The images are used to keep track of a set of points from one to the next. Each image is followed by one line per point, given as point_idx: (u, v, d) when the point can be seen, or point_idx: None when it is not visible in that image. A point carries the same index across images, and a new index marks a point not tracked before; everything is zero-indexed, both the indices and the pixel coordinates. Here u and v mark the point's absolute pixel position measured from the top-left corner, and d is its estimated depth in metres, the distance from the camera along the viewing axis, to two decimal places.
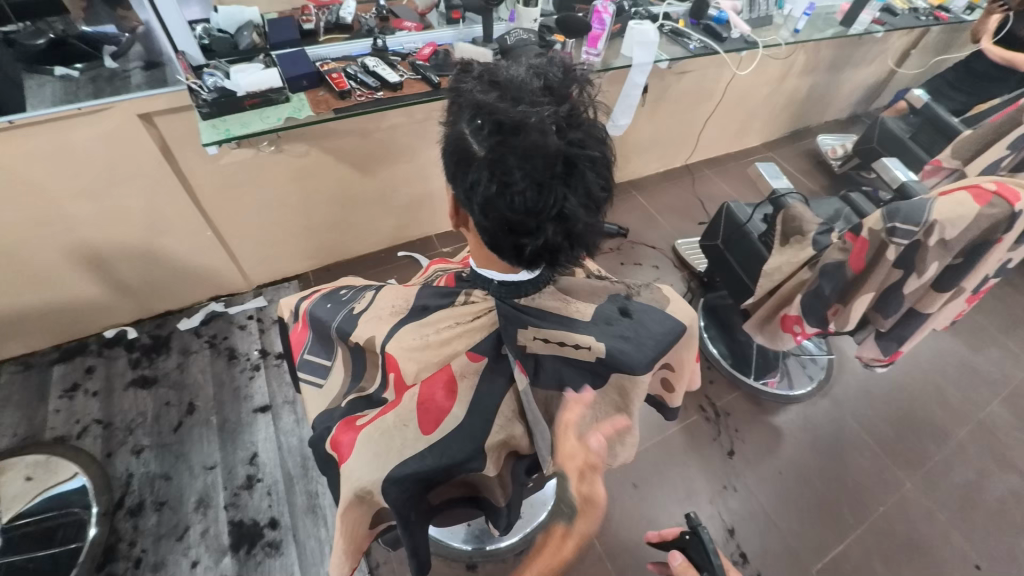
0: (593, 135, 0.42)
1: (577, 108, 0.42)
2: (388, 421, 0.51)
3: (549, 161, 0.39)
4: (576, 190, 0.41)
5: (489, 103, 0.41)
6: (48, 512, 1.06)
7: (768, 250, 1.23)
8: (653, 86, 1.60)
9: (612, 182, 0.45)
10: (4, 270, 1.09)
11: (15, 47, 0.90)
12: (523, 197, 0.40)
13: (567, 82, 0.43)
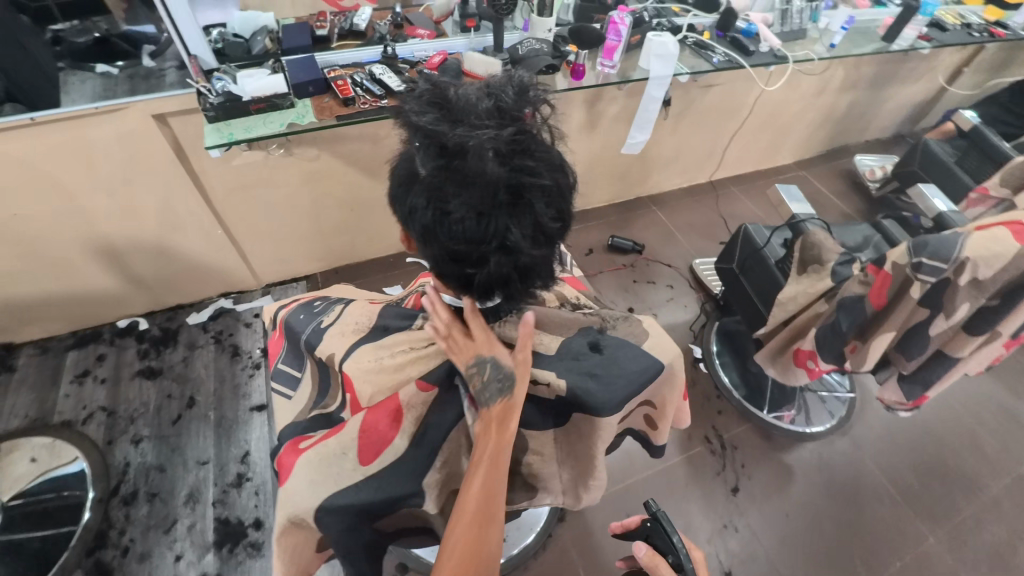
0: (546, 160, 0.39)
1: (527, 131, 0.39)
2: (328, 447, 0.48)
3: (489, 189, 0.37)
4: (522, 221, 0.38)
5: (431, 126, 0.38)
6: (46, 494, 1.10)
7: (785, 277, 1.15)
8: (676, 99, 1.55)
9: (570, 211, 0.42)
10: (25, 258, 1.14)
11: (63, 44, 0.96)
12: (461, 225, 0.38)
13: (520, 103, 0.40)
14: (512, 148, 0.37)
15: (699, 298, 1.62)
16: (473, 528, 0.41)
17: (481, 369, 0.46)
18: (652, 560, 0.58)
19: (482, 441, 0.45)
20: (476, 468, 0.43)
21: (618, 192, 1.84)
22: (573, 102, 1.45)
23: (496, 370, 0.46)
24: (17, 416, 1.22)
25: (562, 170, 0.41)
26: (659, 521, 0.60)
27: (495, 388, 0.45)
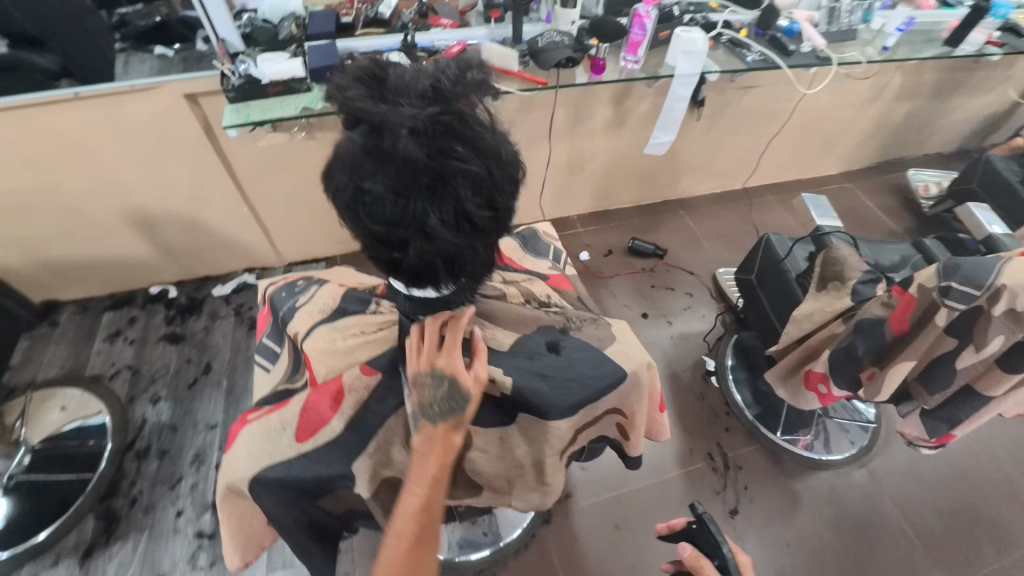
0: (474, 145, 0.38)
1: (456, 113, 0.38)
2: (271, 421, 0.50)
3: (409, 172, 0.36)
4: (439, 206, 0.37)
5: (363, 103, 0.38)
6: (70, 441, 1.19)
7: (803, 293, 1.09)
8: (711, 100, 1.47)
9: (504, 203, 0.41)
10: (68, 223, 1.23)
11: (126, 26, 0.98)
12: (381, 206, 0.38)
13: (458, 86, 0.39)
14: (432, 128, 0.37)
15: (719, 310, 1.54)
16: (406, 553, 0.41)
17: (434, 386, 0.45)
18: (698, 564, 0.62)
19: (419, 467, 0.44)
20: (411, 494, 0.43)
21: (644, 193, 1.78)
22: (600, 99, 1.40)
23: (448, 390, 0.45)
24: (54, 367, 1.33)
25: (499, 157, 0.40)
26: (706, 523, 0.65)
27: (446, 407, 0.45)
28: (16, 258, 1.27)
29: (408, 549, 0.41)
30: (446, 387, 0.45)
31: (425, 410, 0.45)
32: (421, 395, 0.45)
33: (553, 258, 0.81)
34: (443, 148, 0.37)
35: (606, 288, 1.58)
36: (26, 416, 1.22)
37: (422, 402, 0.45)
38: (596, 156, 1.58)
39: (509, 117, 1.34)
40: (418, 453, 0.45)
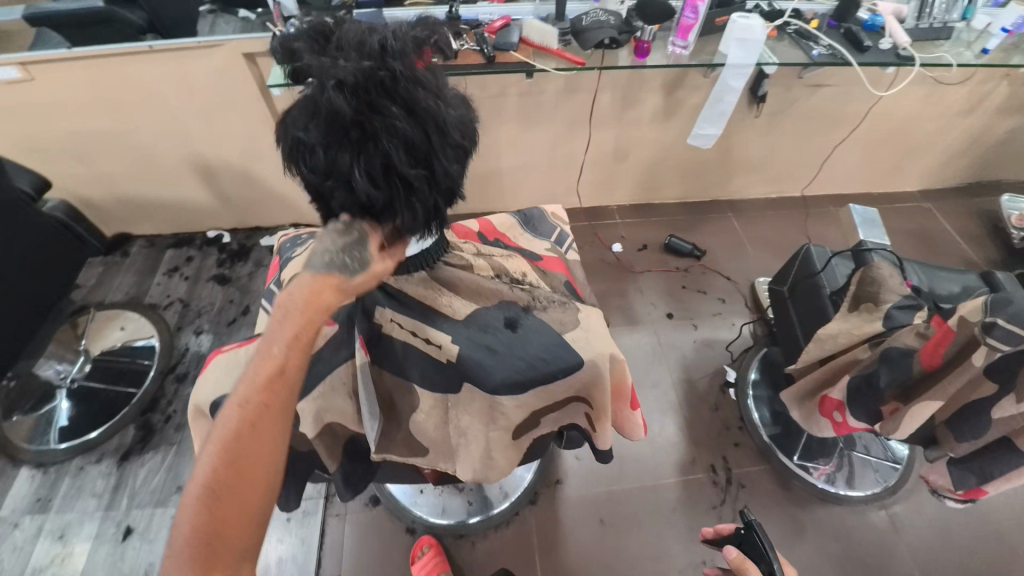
0: (406, 105, 0.42)
1: (389, 72, 0.41)
2: (238, 355, 0.59)
3: (340, 126, 0.41)
4: (364, 157, 0.42)
5: (312, 59, 0.43)
6: (125, 358, 1.35)
7: (835, 311, 1.01)
8: (774, 96, 1.36)
9: (435, 164, 0.45)
10: (140, 164, 1.36)
11: None
12: (316, 156, 0.42)
13: (402, 51, 0.43)
14: (365, 86, 0.41)
15: (749, 320, 1.45)
16: (258, 424, 0.38)
17: (345, 236, 0.44)
18: (741, 563, 0.58)
19: (281, 329, 0.40)
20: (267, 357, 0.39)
21: (691, 191, 1.70)
22: (650, 87, 1.32)
23: (358, 244, 0.44)
24: (121, 292, 1.49)
25: (432, 120, 0.44)
26: (754, 528, 0.61)
27: (337, 259, 0.43)
28: (96, 191, 1.43)
29: (261, 418, 0.38)
30: (357, 241, 0.45)
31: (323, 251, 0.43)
32: (326, 235, 0.44)
33: (555, 240, 0.79)
34: (374, 105, 0.41)
35: (634, 283, 1.53)
36: (92, 330, 1.38)
37: (324, 241, 0.44)
38: (641, 147, 1.51)
39: (552, 98, 1.31)
40: (278, 315, 0.41)
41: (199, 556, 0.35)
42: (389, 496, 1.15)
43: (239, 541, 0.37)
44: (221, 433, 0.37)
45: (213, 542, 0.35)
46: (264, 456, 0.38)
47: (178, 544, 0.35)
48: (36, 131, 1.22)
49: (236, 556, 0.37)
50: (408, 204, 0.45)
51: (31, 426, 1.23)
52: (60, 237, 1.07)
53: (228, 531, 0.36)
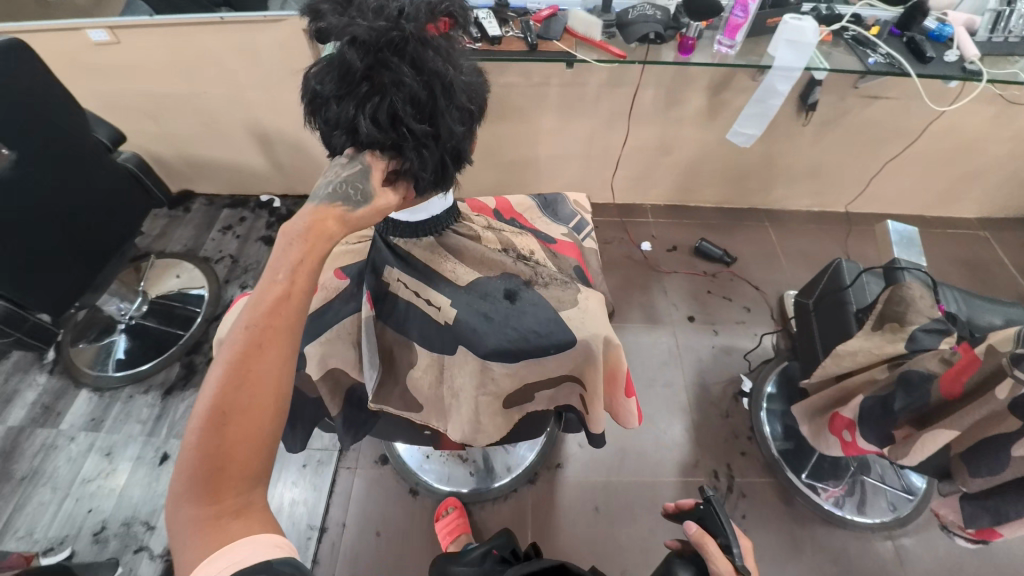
0: (414, 64, 0.46)
1: (401, 33, 0.45)
2: None
3: (354, 80, 0.46)
4: (371, 108, 0.46)
5: (334, 19, 0.48)
6: (177, 303, 1.48)
7: (858, 327, 0.98)
8: (826, 104, 1.31)
9: (438, 123, 0.49)
10: (204, 127, 1.47)
11: None
12: (332, 108, 0.48)
13: (416, 14, 0.47)
14: (375, 43, 0.45)
15: (772, 331, 1.43)
16: (260, 351, 0.38)
17: (347, 168, 0.47)
18: (701, 538, 0.60)
19: (284, 258, 0.42)
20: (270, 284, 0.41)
21: (729, 196, 1.66)
22: (695, 86, 1.30)
23: (358, 174, 0.47)
24: (179, 244, 1.63)
25: (437, 79, 0.47)
26: (713, 505, 0.63)
27: (340, 188, 0.46)
28: (165, 149, 1.56)
29: (262, 345, 0.38)
30: (358, 173, 0.47)
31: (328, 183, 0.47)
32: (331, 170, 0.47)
33: (573, 227, 0.81)
34: (383, 62, 0.45)
35: (659, 283, 1.53)
36: (151, 276, 1.52)
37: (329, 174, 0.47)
38: (680, 147, 1.50)
39: (594, 91, 1.31)
40: (281, 246, 0.42)
41: (202, 482, 0.35)
42: (398, 458, 1.22)
43: (246, 473, 0.36)
44: (224, 359, 0.37)
45: (217, 468, 0.35)
46: (265, 383, 0.38)
47: (183, 472, 0.35)
48: (118, 90, 1.35)
49: (242, 489, 0.36)
50: (410, 156, 0.49)
51: (92, 355, 1.37)
52: (127, 189, 1.20)
53: (233, 458, 0.36)
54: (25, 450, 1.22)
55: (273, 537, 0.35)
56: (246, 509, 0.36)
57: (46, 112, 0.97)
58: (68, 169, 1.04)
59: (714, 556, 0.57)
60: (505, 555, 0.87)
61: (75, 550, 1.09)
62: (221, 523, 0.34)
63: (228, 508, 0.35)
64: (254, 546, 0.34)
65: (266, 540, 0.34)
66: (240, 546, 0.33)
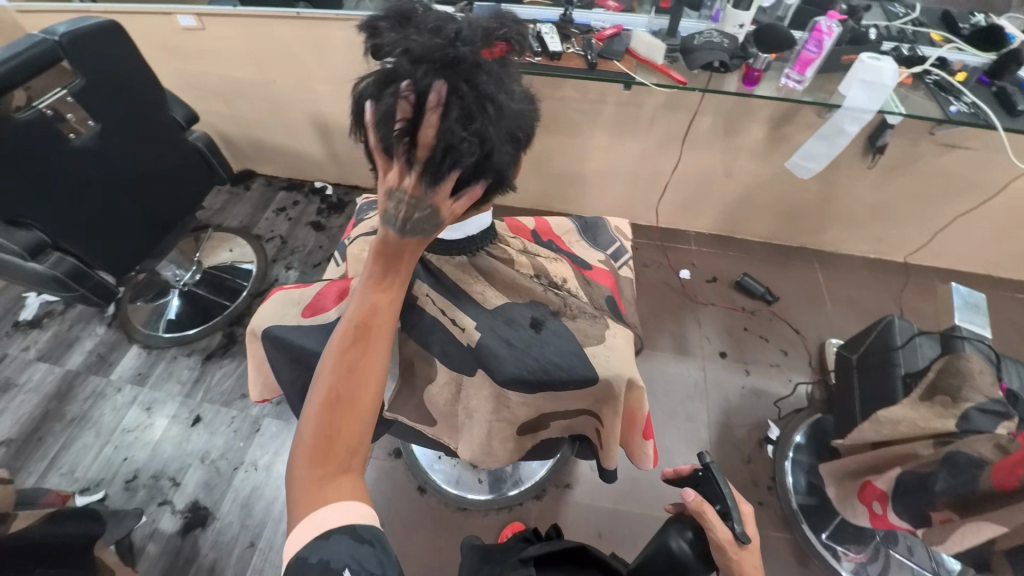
0: (466, 81, 0.47)
1: (456, 51, 0.47)
2: (294, 295, 0.68)
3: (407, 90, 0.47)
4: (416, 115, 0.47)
5: (394, 36, 0.50)
6: (225, 276, 1.57)
7: (903, 395, 0.90)
8: (897, 147, 1.23)
9: (485, 138, 0.49)
10: (271, 113, 1.55)
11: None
12: (380, 113, 0.49)
13: (472, 37, 0.49)
14: (432, 59, 0.47)
15: (809, 380, 1.35)
16: (360, 343, 0.45)
17: (417, 210, 0.48)
18: (698, 506, 0.57)
19: (379, 271, 0.49)
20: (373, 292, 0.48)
21: (781, 232, 1.60)
22: (757, 118, 1.25)
23: (428, 218, 0.49)
24: (236, 220, 1.72)
25: (484, 99, 0.48)
26: (712, 472, 0.60)
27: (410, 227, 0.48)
28: (233, 130, 1.65)
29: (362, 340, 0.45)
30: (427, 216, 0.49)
31: (397, 219, 0.49)
32: (396, 206, 0.48)
33: (611, 254, 0.80)
34: (435, 76, 0.47)
35: (694, 313, 1.49)
36: (208, 247, 1.62)
37: (396, 212, 0.48)
38: (734, 178, 1.44)
39: (650, 113, 1.29)
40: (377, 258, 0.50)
41: (313, 458, 0.41)
42: (411, 454, 1.24)
43: (348, 447, 0.42)
44: (336, 348, 0.45)
45: (327, 441, 0.41)
46: (365, 375, 0.44)
47: (304, 446, 0.42)
48: (199, 73, 1.45)
49: (345, 465, 0.42)
50: (451, 160, 0.47)
51: (147, 315, 1.48)
52: (190, 165, 1.26)
53: (337, 437, 0.41)
54: (78, 393, 1.33)
55: (363, 507, 0.40)
56: (347, 478, 0.41)
57: (127, 88, 1.05)
58: (141, 142, 1.12)
59: (714, 527, 0.55)
60: (528, 535, 0.76)
61: (108, 494, 1.18)
62: (326, 486, 0.40)
63: (330, 482, 0.40)
64: (345, 510, 0.39)
65: (353, 507, 0.40)
66: (332, 510, 0.39)
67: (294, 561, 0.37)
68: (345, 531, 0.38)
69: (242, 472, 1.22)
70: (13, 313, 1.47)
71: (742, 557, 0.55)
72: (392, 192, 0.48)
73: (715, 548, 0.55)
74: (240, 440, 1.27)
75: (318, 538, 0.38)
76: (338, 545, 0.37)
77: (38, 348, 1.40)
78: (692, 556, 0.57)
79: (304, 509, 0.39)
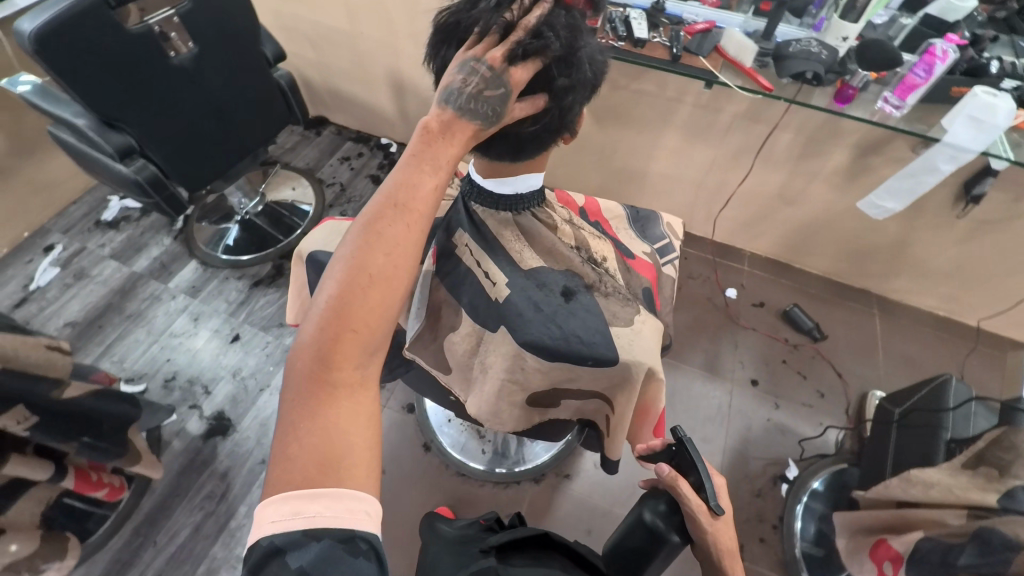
0: (561, 8, 0.50)
1: None
2: (342, 228, 0.70)
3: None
4: (513, 13, 0.48)
5: None
6: (285, 211, 1.65)
7: (944, 459, 0.83)
8: (997, 199, 1.12)
9: (570, 56, 0.50)
10: (351, 64, 1.59)
11: None
12: (474, 13, 0.50)
13: None
14: None
15: (841, 427, 1.28)
16: (393, 227, 0.42)
17: (489, 88, 0.46)
18: (673, 478, 0.56)
19: (425, 150, 0.45)
20: (414, 172, 0.44)
21: (843, 269, 1.49)
22: (842, 142, 1.17)
23: (498, 99, 0.46)
24: (303, 161, 1.80)
25: (572, 32, 0.51)
26: (683, 443, 0.58)
27: (468, 106, 0.45)
28: (315, 75, 1.71)
29: (394, 226, 0.42)
30: (498, 97, 0.46)
31: (461, 92, 0.46)
32: (467, 77, 0.45)
33: (657, 248, 0.78)
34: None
35: (732, 335, 1.43)
36: (273, 182, 1.72)
37: (464, 84, 0.45)
38: (805, 204, 1.36)
39: (728, 120, 1.23)
40: (424, 136, 0.46)
41: (321, 349, 0.39)
42: (423, 412, 1.28)
43: (359, 344, 0.40)
44: (366, 226, 0.42)
45: (339, 335, 0.39)
46: (392, 263, 0.42)
47: (313, 334, 0.40)
48: (292, 14, 1.50)
49: (358, 364, 0.40)
50: (538, 48, 0.47)
51: (209, 235, 1.58)
52: (271, 101, 1.33)
53: (354, 330, 0.40)
54: (139, 293, 1.44)
55: (365, 502, 0.37)
56: (357, 387, 0.40)
57: (230, 16, 1.12)
58: (233, 69, 1.19)
59: (688, 503, 0.54)
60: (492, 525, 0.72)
61: (148, 388, 1.28)
62: (333, 397, 0.39)
63: (342, 380, 0.40)
64: (346, 511, 0.35)
65: (355, 504, 0.36)
66: (329, 503, 0.35)
67: (268, 549, 0.34)
68: (339, 538, 0.34)
69: (266, 394, 1.29)
70: (97, 212, 1.60)
71: (716, 528, 0.55)
72: (468, 61, 0.46)
73: (690, 518, 0.56)
74: (271, 364, 1.34)
75: (306, 539, 0.34)
76: (326, 558, 0.33)
77: (112, 247, 1.53)
78: (666, 527, 0.58)
79: (306, 476, 0.36)
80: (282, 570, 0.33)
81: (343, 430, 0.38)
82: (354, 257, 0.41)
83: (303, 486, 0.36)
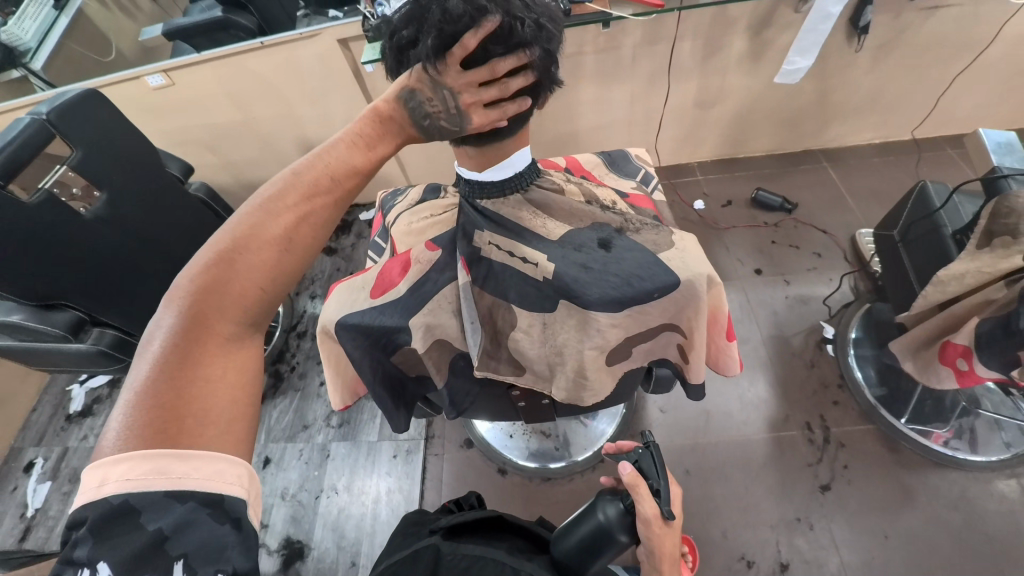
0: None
1: None
2: (356, 281, 0.65)
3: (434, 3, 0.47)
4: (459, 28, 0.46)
5: None
6: None
7: (959, 250, 0.88)
8: (882, 25, 1.22)
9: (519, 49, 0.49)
10: (259, 151, 1.55)
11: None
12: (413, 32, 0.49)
13: None
14: None
15: (849, 274, 1.35)
16: (309, 203, 0.44)
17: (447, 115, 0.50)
18: (634, 480, 0.59)
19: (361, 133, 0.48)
20: (344, 152, 0.47)
21: (783, 141, 1.58)
22: (736, 30, 1.23)
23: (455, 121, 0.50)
24: None
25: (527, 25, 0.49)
26: (651, 447, 0.62)
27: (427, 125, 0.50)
28: (227, 178, 1.66)
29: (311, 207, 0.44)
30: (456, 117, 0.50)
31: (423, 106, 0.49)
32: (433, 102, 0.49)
33: (641, 180, 0.80)
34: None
35: (719, 239, 1.48)
36: None
37: (431, 107, 0.49)
38: (725, 99, 1.43)
39: (631, 52, 1.27)
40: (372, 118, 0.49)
41: (202, 289, 0.40)
42: (483, 440, 1.25)
43: (239, 297, 0.41)
44: (280, 193, 0.44)
45: (225, 286, 0.40)
46: (298, 237, 0.44)
47: (198, 275, 0.40)
48: (180, 128, 1.45)
49: (235, 316, 0.41)
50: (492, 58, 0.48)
51: None
52: (199, 217, 1.27)
53: (239, 283, 0.41)
54: None
55: (235, 465, 0.37)
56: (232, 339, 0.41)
57: (128, 152, 1.05)
58: (145, 199, 1.11)
59: (642, 505, 0.57)
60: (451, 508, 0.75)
61: None
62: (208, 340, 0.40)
63: (217, 332, 0.40)
64: (214, 477, 0.36)
65: (224, 469, 0.36)
66: (192, 461, 0.35)
67: (121, 503, 0.33)
68: (205, 502, 0.35)
69: (324, 498, 1.23)
70: (63, 407, 1.48)
71: (664, 533, 0.59)
72: (443, 84, 0.48)
73: (642, 520, 0.58)
74: (314, 469, 1.28)
75: (168, 500, 0.34)
76: (188, 523, 0.34)
77: (95, 435, 1.41)
78: (618, 526, 0.62)
79: (166, 429, 0.35)
80: (140, 530, 0.33)
81: (210, 381, 0.39)
82: (251, 217, 0.42)
83: (165, 444, 0.35)
